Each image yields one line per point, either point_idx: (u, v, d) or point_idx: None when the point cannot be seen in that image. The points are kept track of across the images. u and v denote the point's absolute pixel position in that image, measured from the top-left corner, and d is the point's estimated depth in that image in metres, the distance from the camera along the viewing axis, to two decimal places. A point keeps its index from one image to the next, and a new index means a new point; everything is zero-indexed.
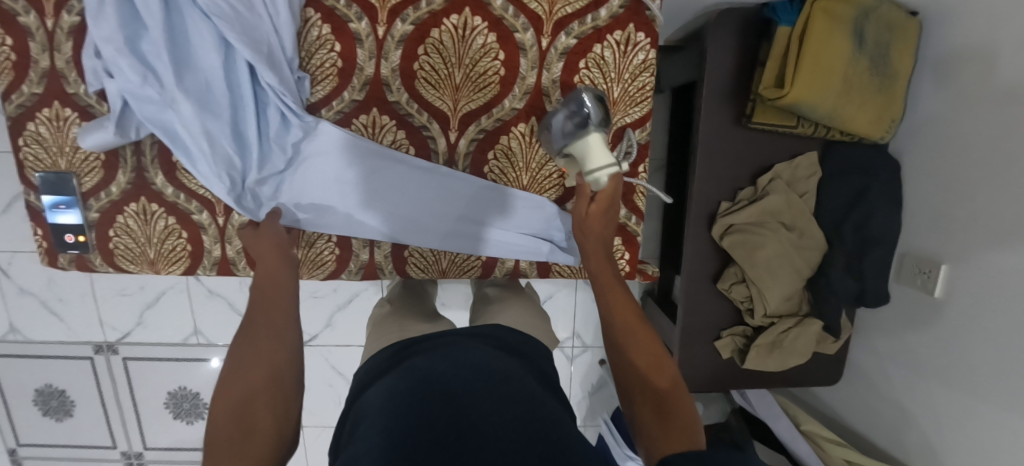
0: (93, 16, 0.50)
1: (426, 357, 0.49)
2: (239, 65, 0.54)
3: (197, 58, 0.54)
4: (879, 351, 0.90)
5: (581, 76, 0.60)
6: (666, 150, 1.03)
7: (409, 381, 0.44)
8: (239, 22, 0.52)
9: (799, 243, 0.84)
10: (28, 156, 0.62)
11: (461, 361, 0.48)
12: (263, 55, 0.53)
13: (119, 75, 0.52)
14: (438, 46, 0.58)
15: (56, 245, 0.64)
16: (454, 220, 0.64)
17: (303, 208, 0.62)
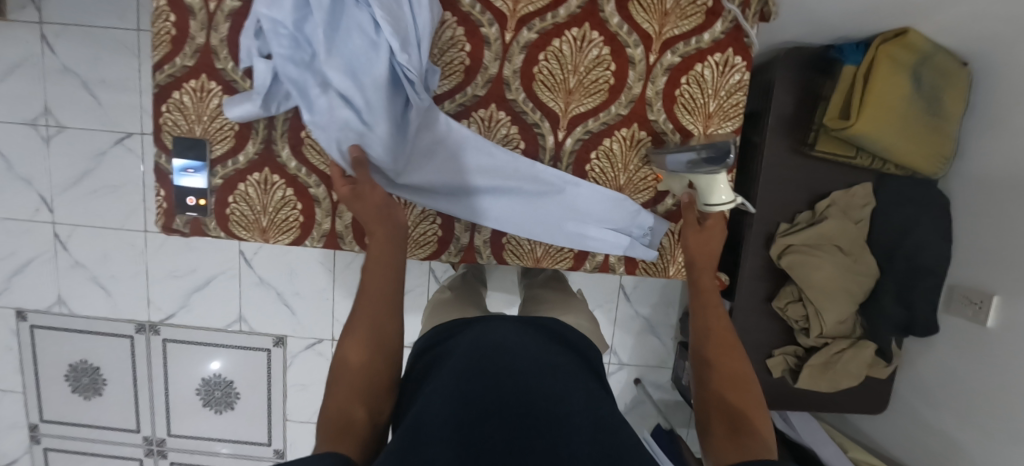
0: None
1: (479, 329, 0.51)
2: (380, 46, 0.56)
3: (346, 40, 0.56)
4: (926, 381, 0.93)
5: (681, 90, 0.66)
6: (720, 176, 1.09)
7: (465, 360, 0.46)
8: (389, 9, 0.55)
9: (854, 267, 0.88)
10: (168, 121, 0.67)
11: (519, 341, 0.49)
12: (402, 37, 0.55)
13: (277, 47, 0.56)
14: (557, 54, 0.65)
15: (176, 206, 0.68)
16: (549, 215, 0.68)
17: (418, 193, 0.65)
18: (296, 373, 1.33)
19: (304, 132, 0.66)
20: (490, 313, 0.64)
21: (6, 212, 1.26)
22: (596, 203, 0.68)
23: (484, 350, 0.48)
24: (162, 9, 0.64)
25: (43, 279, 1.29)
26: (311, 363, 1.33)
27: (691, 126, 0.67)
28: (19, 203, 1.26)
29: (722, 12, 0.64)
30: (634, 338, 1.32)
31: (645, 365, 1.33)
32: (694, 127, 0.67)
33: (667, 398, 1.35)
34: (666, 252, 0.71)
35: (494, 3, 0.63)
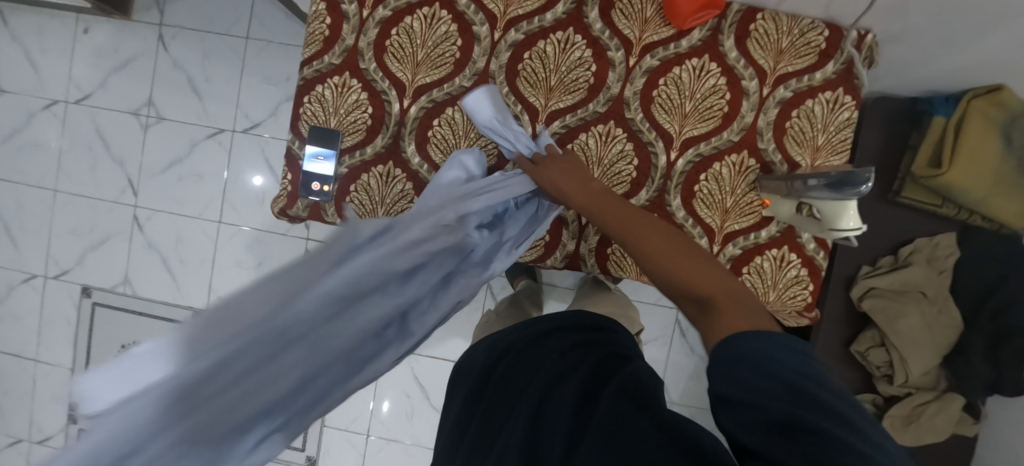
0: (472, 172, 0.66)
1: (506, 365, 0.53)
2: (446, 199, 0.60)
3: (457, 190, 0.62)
4: (1013, 448, 0.88)
5: (792, 123, 0.69)
6: None
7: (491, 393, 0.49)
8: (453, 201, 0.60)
9: (940, 318, 0.88)
10: (307, 111, 0.72)
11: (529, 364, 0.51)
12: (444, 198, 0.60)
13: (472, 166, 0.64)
14: (676, 81, 0.69)
15: (300, 189, 0.72)
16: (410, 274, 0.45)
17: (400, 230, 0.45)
18: None
19: (432, 131, 0.71)
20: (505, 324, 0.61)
21: (95, 191, 1.33)
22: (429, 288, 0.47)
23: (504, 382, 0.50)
24: (320, 13, 0.71)
25: (114, 258, 1.33)
26: None
27: (799, 157, 0.70)
28: (108, 183, 1.33)
29: (835, 54, 0.68)
30: (687, 377, 1.29)
31: (696, 406, 1.29)
32: (802, 158, 0.70)
33: None
34: (767, 277, 0.71)
35: (622, 31, 0.69)
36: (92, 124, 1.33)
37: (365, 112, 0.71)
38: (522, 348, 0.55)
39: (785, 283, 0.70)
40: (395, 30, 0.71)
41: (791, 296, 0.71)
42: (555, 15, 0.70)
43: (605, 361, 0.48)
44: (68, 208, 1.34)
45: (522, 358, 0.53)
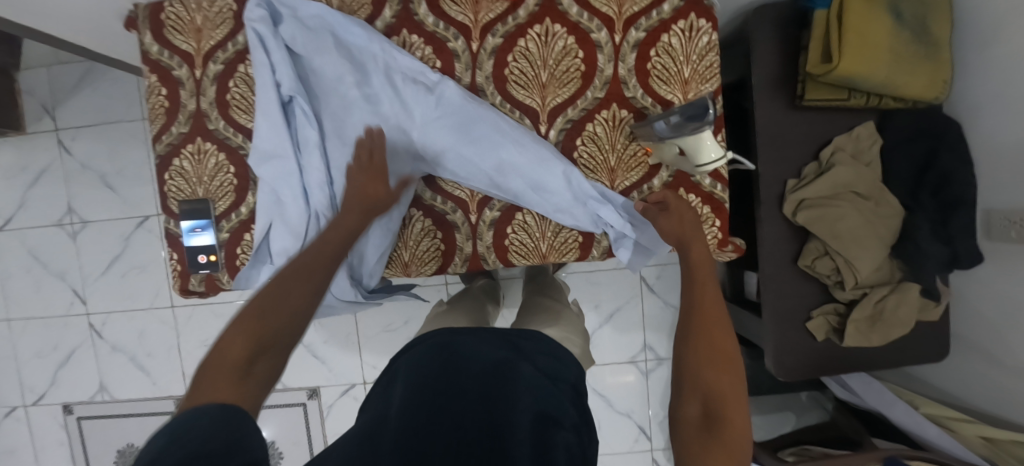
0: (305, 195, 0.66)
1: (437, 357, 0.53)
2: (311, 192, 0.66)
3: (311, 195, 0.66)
4: (986, 317, 0.86)
5: (653, 63, 0.66)
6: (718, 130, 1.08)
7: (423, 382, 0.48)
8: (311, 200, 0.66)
9: (877, 212, 0.85)
10: (172, 188, 0.70)
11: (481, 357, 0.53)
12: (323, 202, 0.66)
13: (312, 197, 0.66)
14: (525, 53, 0.67)
15: (190, 266, 0.71)
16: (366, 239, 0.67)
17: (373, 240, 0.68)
18: (334, 422, 1.31)
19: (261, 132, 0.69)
20: (438, 335, 0.59)
21: (44, 310, 1.31)
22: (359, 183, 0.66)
23: (441, 373, 0.50)
24: (153, 85, 0.69)
25: (83, 370, 1.32)
26: (347, 411, 1.31)
27: (670, 96, 0.67)
28: (54, 300, 1.31)
29: None
30: (667, 329, 1.27)
31: None
32: (673, 96, 0.67)
33: None
34: None
35: (456, 18, 0.66)
36: (23, 247, 1.30)
37: (228, 172, 0.69)
38: (474, 340, 0.57)
39: None
40: (232, 83, 0.68)
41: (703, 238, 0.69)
42: (385, 21, 0.67)
43: (547, 362, 0.57)
44: (25, 334, 1.32)
45: (474, 347, 0.55)
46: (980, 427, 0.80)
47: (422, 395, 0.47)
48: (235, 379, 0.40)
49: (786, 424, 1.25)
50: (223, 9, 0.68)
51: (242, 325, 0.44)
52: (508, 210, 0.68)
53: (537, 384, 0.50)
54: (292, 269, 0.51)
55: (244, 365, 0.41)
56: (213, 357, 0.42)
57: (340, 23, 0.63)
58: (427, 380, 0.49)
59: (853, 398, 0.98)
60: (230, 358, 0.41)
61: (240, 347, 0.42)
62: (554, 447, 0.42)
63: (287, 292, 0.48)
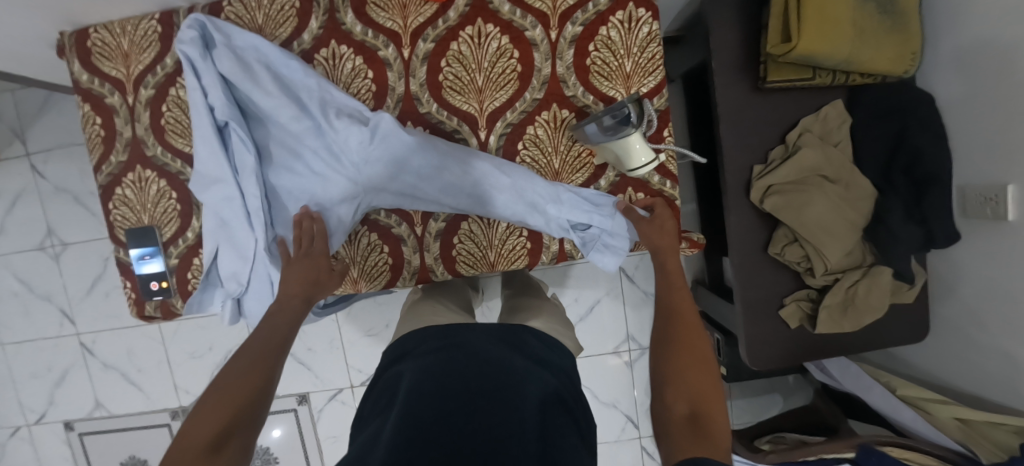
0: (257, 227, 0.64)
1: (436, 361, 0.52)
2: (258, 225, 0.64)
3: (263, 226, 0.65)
4: (965, 296, 0.83)
5: (592, 58, 0.63)
6: (687, 115, 1.04)
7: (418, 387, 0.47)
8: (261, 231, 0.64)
9: (846, 195, 0.82)
10: (117, 217, 0.70)
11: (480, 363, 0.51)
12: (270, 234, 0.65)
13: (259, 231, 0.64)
14: (459, 56, 0.64)
15: (143, 294, 0.71)
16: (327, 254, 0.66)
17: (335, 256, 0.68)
18: (326, 426, 1.34)
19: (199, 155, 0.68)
20: (437, 337, 0.59)
21: (36, 332, 1.33)
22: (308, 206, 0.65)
23: (439, 375, 0.49)
24: (88, 115, 0.68)
25: (80, 387, 1.35)
26: (337, 414, 1.33)
27: (613, 92, 0.64)
28: (44, 322, 1.33)
29: None
30: (649, 319, 1.26)
31: None
32: (616, 92, 0.64)
33: None
34: None
35: (384, 25, 0.64)
36: (9, 272, 1.32)
37: (171, 198, 0.69)
38: (470, 337, 0.58)
39: None
40: (165, 107, 0.67)
41: None
42: (312, 33, 0.65)
43: (543, 352, 0.59)
44: (22, 356, 1.35)
45: (475, 344, 0.56)
46: (956, 410, 0.78)
47: (426, 382, 0.48)
48: (202, 461, 0.39)
49: (772, 406, 1.25)
50: (149, 31, 0.66)
51: (207, 411, 0.42)
52: (453, 220, 0.67)
53: (531, 374, 0.51)
54: (251, 347, 0.49)
55: (211, 449, 0.40)
56: (176, 450, 0.40)
57: (274, 53, 0.62)
58: (431, 372, 0.50)
59: (830, 380, 0.99)
60: (195, 446, 0.40)
61: (205, 430, 0.41)
62: (559, 441, 0.43)
63: (251, 368, 0.47)
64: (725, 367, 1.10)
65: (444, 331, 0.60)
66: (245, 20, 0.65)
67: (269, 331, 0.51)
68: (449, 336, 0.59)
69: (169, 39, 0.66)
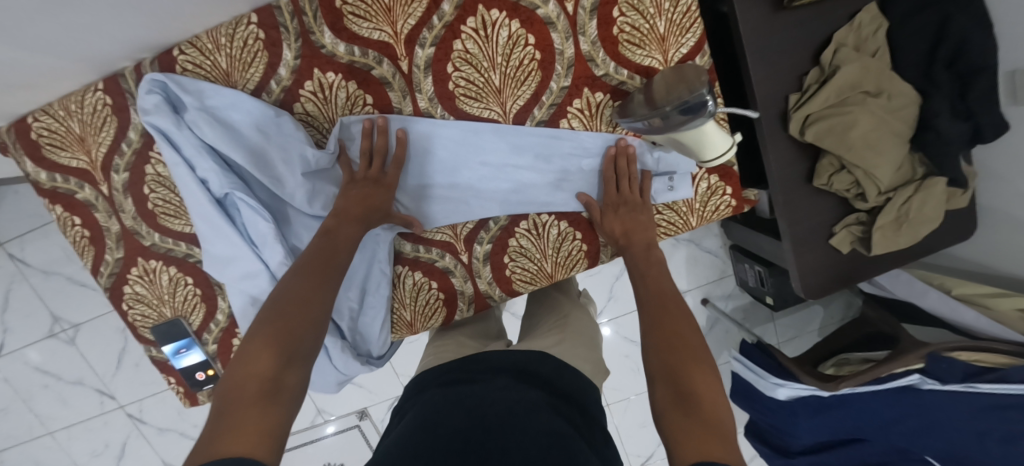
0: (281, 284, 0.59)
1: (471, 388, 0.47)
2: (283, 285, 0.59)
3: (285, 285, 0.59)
4: (1015, 185, 0.81)
5: (619, 26, 0.55)
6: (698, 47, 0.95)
7: (462, 410, 0.44)
8: None
9: (891, 107, 0.76)
10: (136, 317, 0.63)
11: (489, 390, 0.46)
12: None
13: None
14: (467, 56, 0.55)
15: (191, 386, 0.67)
16: (368, 299, 0.62)
17: (371, 307, 0.62)
18: None
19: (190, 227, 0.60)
20: (459, 368, 0.53)
21: (79, 415, 1.28)
22: None
23: (477, 400, 0.45)
24: (63, 216, 0.59)
25: (143, 455, 1.33)
26: None
27: (648, 60, 0.56)
28: (83, 404, 1.27)
29: None
30: (685, 263, 1.23)
31: (708, 282, 1.25)
32: (652, 60, 0.56)
33: (742, 304, 1.27)
34: (681, 205, 0.62)
35: (371, 38, 0.53)
36: (27, 366, 1.23)
37: (188, 284, 0.62)
38: (480, 367, 0.52)
39: (701, 200, 0.62)
40: (146, 189, 0.58)
41: (715, 209, 0.63)
42: (289, 66, 0.54)
43: (553, 370, 0.53)
44: (73, 440, 1.30)
45: (483, 371, 0.51)
46: (1018, 301, 0.79)
47: (447, 413, 0.43)
48: (262, 404, 0.35)
49: (814, 317, 1.27)
50: (97, 105, 0.55)
51: (263, 343, 0.39)
52: (501, 239, 0.62)
53: (550, 406, 0.45)
54: (305, 274, 0.46)
55: (273, 386, 0.37)
56: (233, 376, 0.37)
57: (256, 117, 0.54)
58: (443, 407, 0.45)
59: (880, 291, 1.01)
60: (258, 381, 0.36)
61: (268, 368, 0.37)
62: (577, 450, 0.38)
63: (308, 302, 0.44)
64: (771, 297, 1.10)
65: (463, 361, 0.54)
66: (206, 68, 0.54)
67: (320, 265, 0.47)
68: (467, 363, 0.54)
69: (124, 110, 0.56)
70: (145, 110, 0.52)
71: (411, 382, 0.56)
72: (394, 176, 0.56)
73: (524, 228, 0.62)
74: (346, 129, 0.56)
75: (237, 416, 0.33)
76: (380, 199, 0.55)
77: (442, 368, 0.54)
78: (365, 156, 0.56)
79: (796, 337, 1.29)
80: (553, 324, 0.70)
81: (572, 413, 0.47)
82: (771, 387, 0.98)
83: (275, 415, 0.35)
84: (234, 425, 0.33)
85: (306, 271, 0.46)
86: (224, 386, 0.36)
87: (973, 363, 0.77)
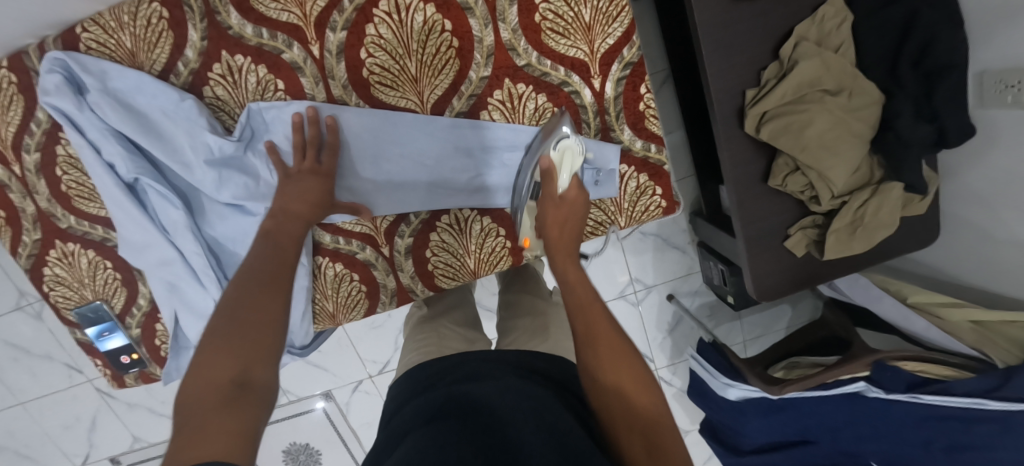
0: (193, 273, 0.58)
1: (472, 388, 0.42)
2: (197, 274, 0.58)
3: (200, 274, 0.58)
4: (978, 191, 0.78)
5: (542, 13, 0.52)
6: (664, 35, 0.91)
7: (460, 416, 0.38)
8: (214, 274, 0.58)
9: (849, 106, 0.73)
10: (58, 298, 0.63)
11: (494, 392, 0.41)
12: (221, 280, 0.59)
13: (203, 275, 0.57)
14: (380, 42, 0.52)
15: (117, 368, 0.67)
16: None
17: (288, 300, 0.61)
18: (358, 415, 1.30)
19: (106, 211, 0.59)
20: (475, 370, 0.47)
21: (49, 388, 1.30)
22: (237, 224, 0.58)
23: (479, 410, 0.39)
24: None
25: (113, 427, 1.36)
26: (366, 403, 1.29)
27: (573, 51, 0.54)
28: (52, 377, 1.29)
29: None
30: (651, 259, 1.20)
31: (675, 278, 1.23)
32: (577, 50, 0.54)
33: (707, 301, 1.26)
34: (610, 204, 0.61)
35: (279, 20, 0.51)
36: None
37: (108, 268, 0.62)
38: (476, 369, 0.47)
39: (630, 199, 0.61)
40: (59, 170, 0.57)
41: (645, 209, 0.63)
42: (195, 47, 0.52)
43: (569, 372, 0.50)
44: (44, 412, 1.33)
45: (488, 372, 0.46)
46: (970, 312, 0.77)
47: (455, 417, 0.38)
48: (227, 404, 0.30)
49: (782, 317, 1.26)
50: (3, 83, 0.54)
51: (226, 344, 0.34)
52: (422, 233, 0.61)
53: (547, 398, 0.41)
54: (263, 266, 0.41)
55: (237, 386, 0.31)
56: (190, 386, 0.31)
57: (163, 101, 0.52)
58: (449, 413, 0.39)
59: (839, 295, 0.98)
60: (216, 385, 0.31)
61: (229, 367, 0.32)
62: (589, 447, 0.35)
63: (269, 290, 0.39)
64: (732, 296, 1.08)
65: (442, 371, 0.49)
66: (111, 47, 0.52)
67: (278, 259, 0.43)
68: (459, 368, 0.48)
69: (32, 89, 0.54)
70: (45, 90, 0.50)
71: (395, 388, 0.52)
72: (332, 166, 0.52)
73: (446, 222, 0.61)
74: (256, 116, 0.54)
75: (193, 427, 0.28)
76: (322, 191, 0.50)
77: (441, 367, 0.50)
78: (300, 148, 0.51)
79: (762, 336, 1.28)
80: (507, 329, 0.67)
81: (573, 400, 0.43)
82: (722, 388, 0.97)
83: (251, 415, 0.30)
84: (195, 434, 0.27)
85: (263, 260, 0.42)
86: (181, 396, 0.31)
87: (916, 374, 0.75)
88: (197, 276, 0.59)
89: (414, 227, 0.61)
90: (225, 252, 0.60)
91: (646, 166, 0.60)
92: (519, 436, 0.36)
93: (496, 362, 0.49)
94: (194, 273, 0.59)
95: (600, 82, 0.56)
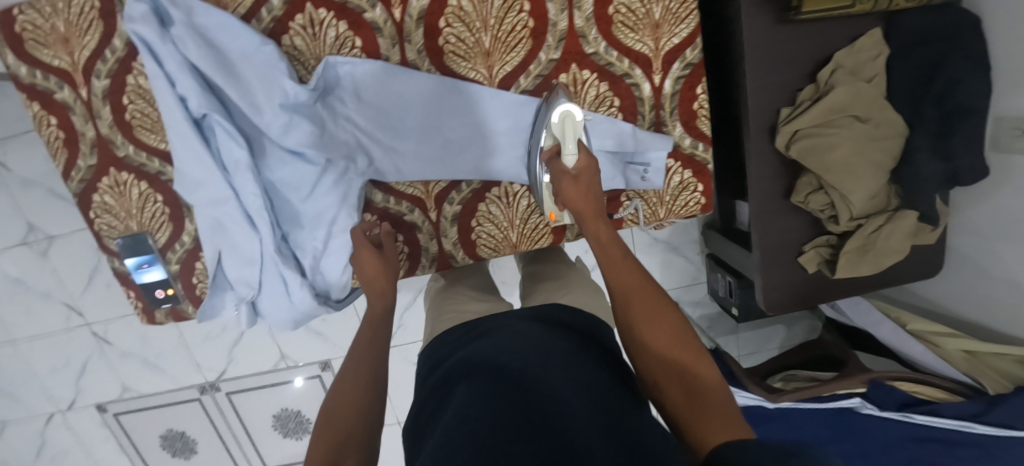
0: (247, 215, 0.59)
1: (491, 342, 0.45)
2: (251, 216, 0.59)
3: (254, 217, 0.59)
4: (984, 231, 0.83)
5: (616, 6, 0.55)
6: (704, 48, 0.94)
7: (484, 372, 0.40)
8: (269, 217, 0.59)
9: (875, 134, 0.77)
10: (102, 226, 0.64)
11: (514, 345, 0.44)
12: (273, 224, 0.60)
13: (257, 217, 0.59)
14: (459, 13, 0.54)
15: (149, 302, 0.68)
16: (331, 239, 0.62)
17: (336, 251, 0.62)
18: None
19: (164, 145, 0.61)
20: (495, 326, 0.49)
21: (44, 327, 1.28)
22: (296, 171, 0.59)
23: (498, 365, 0.41)
24: (39, 115, 0.59)
25: (104, 374, 1.35)
26: None
27: (639, 46, 0.57)
28: (49, 317, 1.27)
29: None
30: (660, 265, 1.23)
31: (679, 286, 1.26)
32: (643, 45, 0.57)
33: (707, 312, 1.30)
34: (651, 195, 0.64)
35: None
36: None
37: (157, 202, 0.63)
38: (493, 325, 0.50)
39: (672, 193, 0.65)
40: (126, 99, 0.59)
41: (684, 204, 0.66)
42: None
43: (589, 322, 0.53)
44: (36, 350, 1.31)
45: (511, 325, 0.48)
46: (964, 343, 0.82)
47: (482, 374, 0.40)
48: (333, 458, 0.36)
49: (777, 336, 1.30)
50: (84, 7, 0.55)
51: (336, 410, 0.41)
52: (470, 202, 0.64)
53: (574, 350, 0.43)
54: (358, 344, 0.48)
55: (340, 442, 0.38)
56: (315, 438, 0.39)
57: (245, 44, 0.54)
58: (478, 369, 0.41)
59: (839, 316, 1.00)
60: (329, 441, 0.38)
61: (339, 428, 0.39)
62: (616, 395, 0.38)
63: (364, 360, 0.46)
64: (736, 308, 1.12)
65: (471, 326, 0.52)
66: None
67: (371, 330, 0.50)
68: (484, 323, 0.52)
69: (112, 16, 0.55)
70: (128, 20, 0.50)
71: (427, 346, 0.55)
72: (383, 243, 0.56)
73: (495, 194, 0.64)
74: (331, 69, 0.56)
75: None
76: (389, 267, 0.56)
77: (465, 327, 0.53)
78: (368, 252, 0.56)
79: (756, 352, 1.32)
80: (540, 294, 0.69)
81: (596, 351, 0.46)
82: None
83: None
84: None
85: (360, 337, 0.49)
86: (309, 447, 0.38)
87: (911, 394, 0.80)
88: (249, 218, 0.60)
89: (463, 197, 0.64)
90: (278, 198, 0.61)
91: (690, 164, 0.63)
92: (553, 386, 0.38)
93: (516, 316, 0.51)
94: (247, 216, 0.60)
95: (659, 78, 0.59)
